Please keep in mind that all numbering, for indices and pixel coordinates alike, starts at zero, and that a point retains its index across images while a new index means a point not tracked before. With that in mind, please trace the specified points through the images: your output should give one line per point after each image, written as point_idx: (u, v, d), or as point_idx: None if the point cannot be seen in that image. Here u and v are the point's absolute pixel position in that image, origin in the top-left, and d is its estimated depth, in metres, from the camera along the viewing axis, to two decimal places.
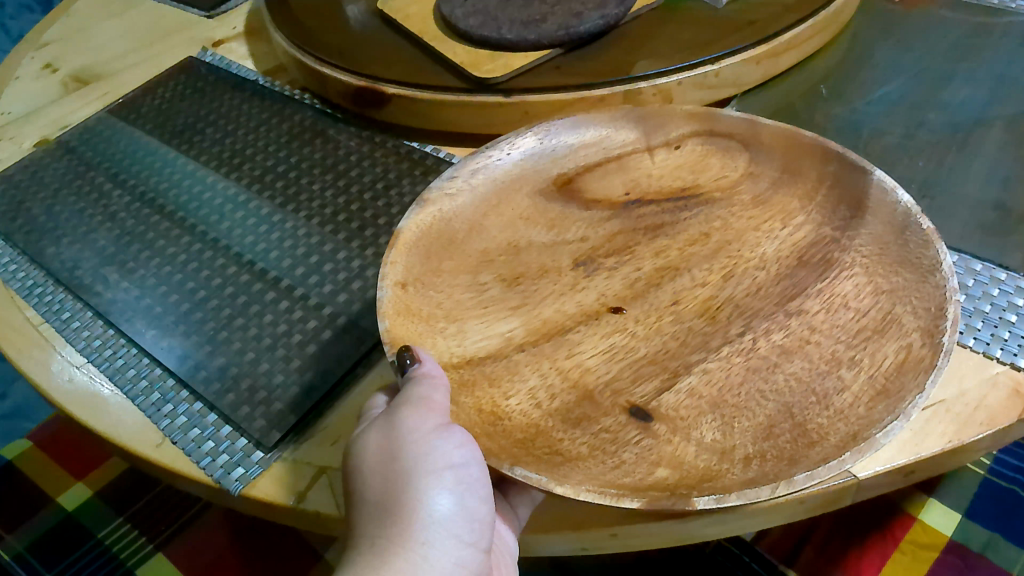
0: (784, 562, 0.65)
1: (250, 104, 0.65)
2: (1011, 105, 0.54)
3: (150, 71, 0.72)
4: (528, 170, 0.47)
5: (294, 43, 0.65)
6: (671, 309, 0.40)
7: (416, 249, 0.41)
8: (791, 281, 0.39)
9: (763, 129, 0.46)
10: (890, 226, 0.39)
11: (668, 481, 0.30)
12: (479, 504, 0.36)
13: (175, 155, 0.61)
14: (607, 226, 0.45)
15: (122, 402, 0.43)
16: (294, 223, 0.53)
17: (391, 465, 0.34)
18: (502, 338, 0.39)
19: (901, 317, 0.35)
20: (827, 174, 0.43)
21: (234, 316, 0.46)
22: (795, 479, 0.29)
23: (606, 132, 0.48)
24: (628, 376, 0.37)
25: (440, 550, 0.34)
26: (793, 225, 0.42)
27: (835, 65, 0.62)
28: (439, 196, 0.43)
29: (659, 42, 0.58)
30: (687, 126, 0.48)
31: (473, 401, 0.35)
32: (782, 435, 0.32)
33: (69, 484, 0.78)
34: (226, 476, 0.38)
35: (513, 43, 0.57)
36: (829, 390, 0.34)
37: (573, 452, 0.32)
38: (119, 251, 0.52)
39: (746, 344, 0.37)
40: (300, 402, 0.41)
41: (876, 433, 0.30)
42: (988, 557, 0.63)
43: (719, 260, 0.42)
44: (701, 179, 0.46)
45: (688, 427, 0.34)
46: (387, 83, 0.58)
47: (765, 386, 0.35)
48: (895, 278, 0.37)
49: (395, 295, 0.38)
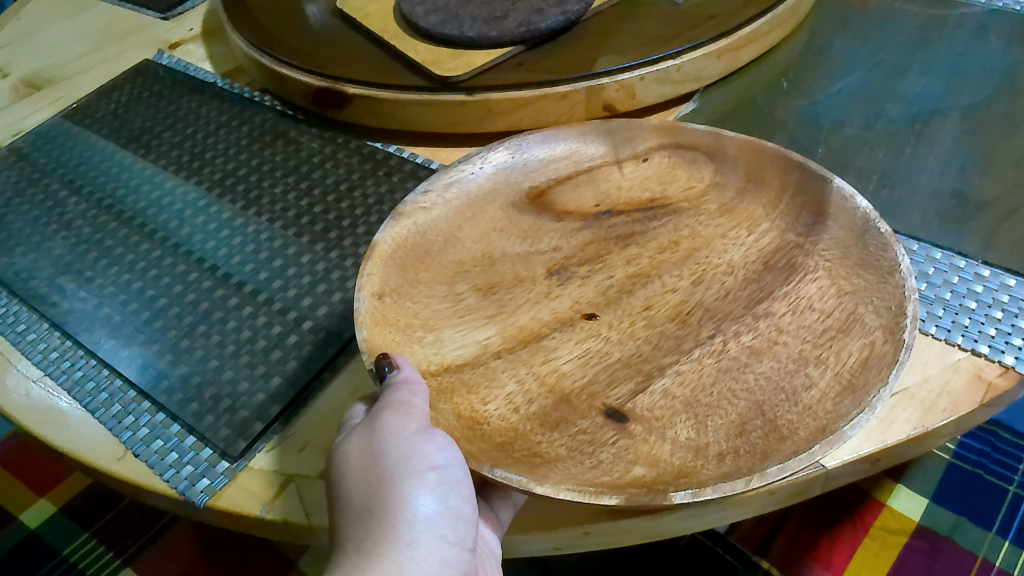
0: (757, 552, 0.66)
1: (209, 107, 0.64)
2: (965, 95, 0.55)
3: (105, 75, 0.71)
4: (500, 183, 0.46)
5: (253, 44, 0.64)
6: (642, 313, 0.40)
7: (392, 261, 0.40)
8: (758, 284, 0.40)
9: (728, 141, 0.46)
10: (850, 230, 0.40)
11: (645, 478, 0.31)
12: (465, 504, 0.35)
13: (132, 159, 0.60)
14: (579, 236, 0.45)
15: (81, 415, 0.42)
16: (257, 226, 0.52)
17: (373, 469, 0.34)
18: (478, 346, 0.38)
19: (863, 316, 0.36)
20: (790, 182, 0.43)
21: (196, 324, 0.45)
22: (768, 471, 0.29)
23: (575, 146, 0.48)
24: (603, 379, 0.36)
25: (427, 551, 0.34)
26: (759, 231, 0.42)
27: (796, 58, 0.62)
28: (414, 210, 0.43)
29: (621, 38, 0.58)
30: (654, 139, 0.47)
31: (452, 407, 0.35)
32: (753, 432, 0.32)
33: (32, 501, 0.76)
34: (191, 488, 0.38)
35: (474, 40, 0.57)
36: (798, 387, 0.34)
37: (551, 454, 0.32)
38: (75, 259, 0.51)
39: (717, 344, 0.37)
40: (265, 410, 0.40)
41: (842, 426, 0.31)
42: (955, 540, 0.65)
43: (689, 266, 0.42)
44: (669, 189, 0.46)
45: (664, 426, 0.34)
46: (348, 84, 0.57)
47: (736, 383, 0.35)
48: (856, 278, 0.37)
49: (372, 306, 0.38)
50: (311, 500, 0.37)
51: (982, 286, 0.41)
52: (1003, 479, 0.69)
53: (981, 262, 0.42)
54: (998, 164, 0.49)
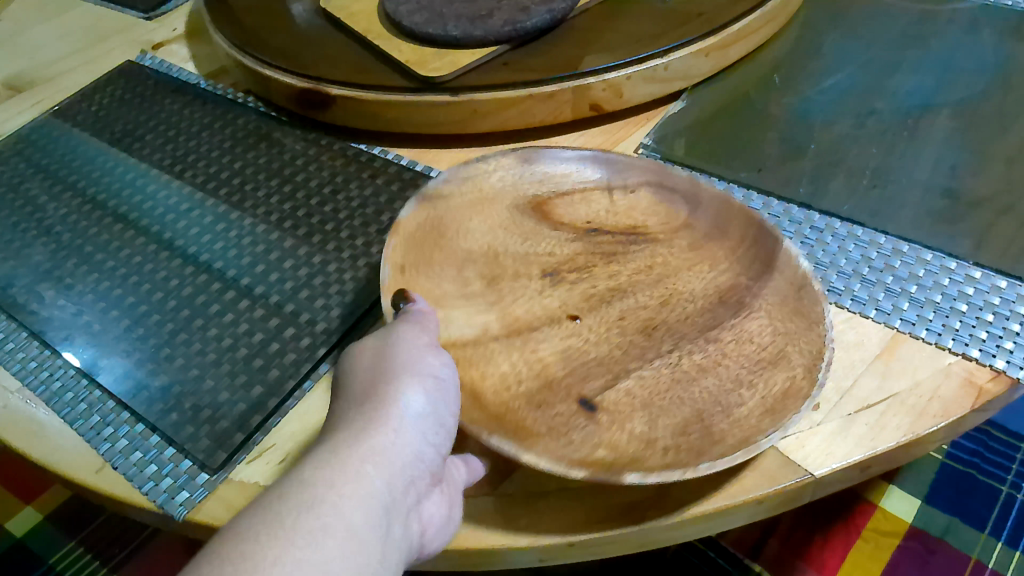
0: (750, 555, 0.65)
1: (192, 109, 0.63)
2: (957, 91, 0.55)
3: (87, 76, 0.70)
4: (510, 187, 0.46)
5: (236, 44, 0.63)
6: (618, 323, 0.39)
7: (413, 239, 0.41)
8: (711, 314, 0.39)
9: (704, 188, 0.44)
10: (791, 284, 0.38)
11: (607, 460, 0.31)
12: (450, 422, 0.32)
13: (113, 162, 0.59)
14: (571, 246, 0.44)
15: (60, 426, 0.41)
16: (240, 230, 0.51)
17: (376, 360, 0.32)
18: (479, 328, 0.39)
19: (789, 352, 0.35)
20: (749, 236, 0.41)
21: (177, 332, 0.44)
22: (700, 467, 0.30)
23: (578, 168, 0.47)
24: (580, 371, 0.36)
25: (406, 437, 0.30)
26: (718, 270, 0.41)
27: (786, 54, 0.62)
28: (436, 192, 0.44)
29: (608, 35, 0.57)
30: (643, 175, 0.46)
31: (456, 379, 0.36)
32: (693, 433, 0.33)
33: (17, 509, 0.75)
34: (170, 501, 0.37)
35: (459, 39, 0.56)
36: (731, 403, 0.34)
37: (535, 428, 0.33)
38: (55, 266, 0.50)
39: (673, 358, 0.37)
40: (246, 420, 0.39)
41: (762, 438, 0.32)
42: (948, 542, 0.65)
43: (659, 288, 0.41)
44: (648, 222, 0.44)
45: (623, 418, 0.34)
46: (332, 84, 0.56)
47: (684, 393, 0.35)
48: (791, 322, 0.37)
49: (393, 274, 0.39)
50: None
51: (974, 288, 0.40)
52: (996, 480, 0.69)
53: (972, 262, 0.42)
54: (988, 161, 0.48)
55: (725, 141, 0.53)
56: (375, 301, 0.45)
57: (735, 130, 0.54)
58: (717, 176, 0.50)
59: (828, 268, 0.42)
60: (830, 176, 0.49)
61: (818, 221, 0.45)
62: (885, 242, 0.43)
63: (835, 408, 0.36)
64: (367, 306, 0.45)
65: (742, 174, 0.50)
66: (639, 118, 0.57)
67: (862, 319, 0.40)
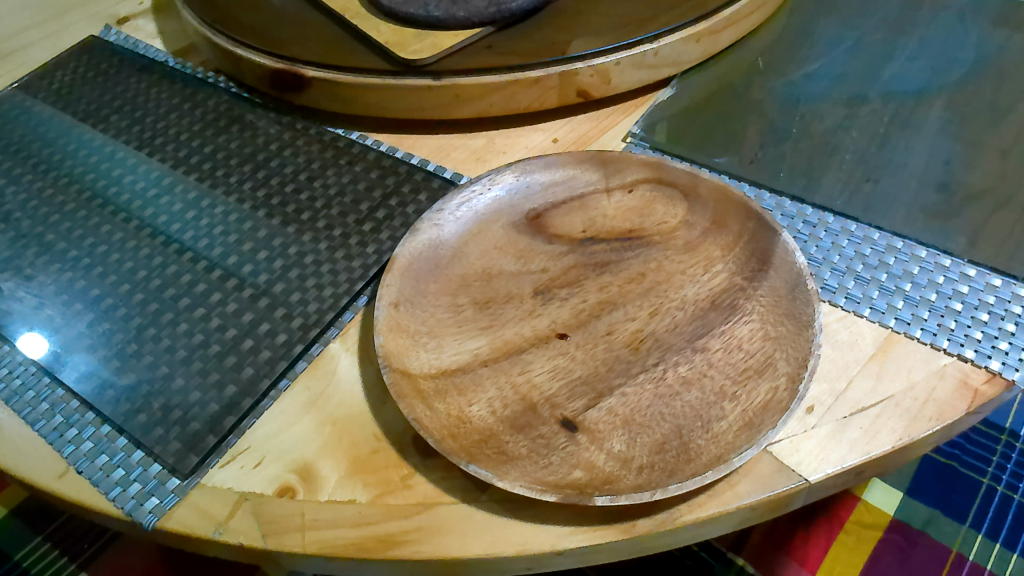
0: (733, 549, 0.68)
1: (160, 89, 0.60)
2: (949, 79, 0.54)
3: (46, 51, 0.66)
4: (504, 206, 0.44)
5: (205, 21, 0.60)
6: (604, 338, 0.38)
7: (411, 272, 0.40)
8: (702, 322, 0.38)
9: (703, 181, 0.43)
10: (786, 284, 0.38)
11: (580, 481, 0.32)
12: None
13: (75, 144, 0.56)
14: (566, 259, 0.42)
15: (19, 426, 0.39)
16: (211, 218, 0.49)
17: None
18: (471, 354, 0.38)
19: (776, 360, 0.35)
20: (747, 230, 0.41)
21: (144, 327, 0.42)
22: (668, 488, 0.31)
23: (572, 174, 0.45)
24: (563, 392, 0.36)
25: None
26: (712, 272, 0.40)
27: (775, 41, 0.60)
28: (430, 226, 0.42)
29: (596, 18, 0.55)
30: (642, 172, 0.45)
31: (445, 408, 0.35)
32: (669, 451, 0.33)
33: None
34: (139, 508, 0.35)
35: (442, 21, 0.54)
36: (711, 417, 0.34)
37: (515, 452, 0.33)
38: (13, 256, 0.47)
39: (657, 372, 0.36)
40: (218, 422, 0.38)
41: (734, 457, 0.32)
42: (929, 534, 0.69)
43: (650, 298, 0.40)
44: (645, 223, 0.43)
45: (602, 437, 0.34)
46: (308, 66, 0.54)
47: (665, 409, 0.35)
48: (781, 325, 0.36)
49: (389, 313, 0.38)
50: (264, 520, 0.34)
51: (968, 287, 0.40)
52: (975, 471, 0.72)
53: (967, 260, 0.41)
54: (983, 155, 0.48)
55: (714, 130, 0.52)
56: (352, 295, 0.43)
57: (724, 118, 0.53)
58: (704, 166, 0.49)
59: (822, 265, 0.41)
60: (824, 168, 0.48)
61: (812, 215, 0.44)
62: (879, 238, 0.43)
63: (829, 411, 0.35)
64: (345, 302, 0.43)
65: (723, 159, 0.49)
66: (627, 105, 0.55)
67: (856, 318, 0.39)
